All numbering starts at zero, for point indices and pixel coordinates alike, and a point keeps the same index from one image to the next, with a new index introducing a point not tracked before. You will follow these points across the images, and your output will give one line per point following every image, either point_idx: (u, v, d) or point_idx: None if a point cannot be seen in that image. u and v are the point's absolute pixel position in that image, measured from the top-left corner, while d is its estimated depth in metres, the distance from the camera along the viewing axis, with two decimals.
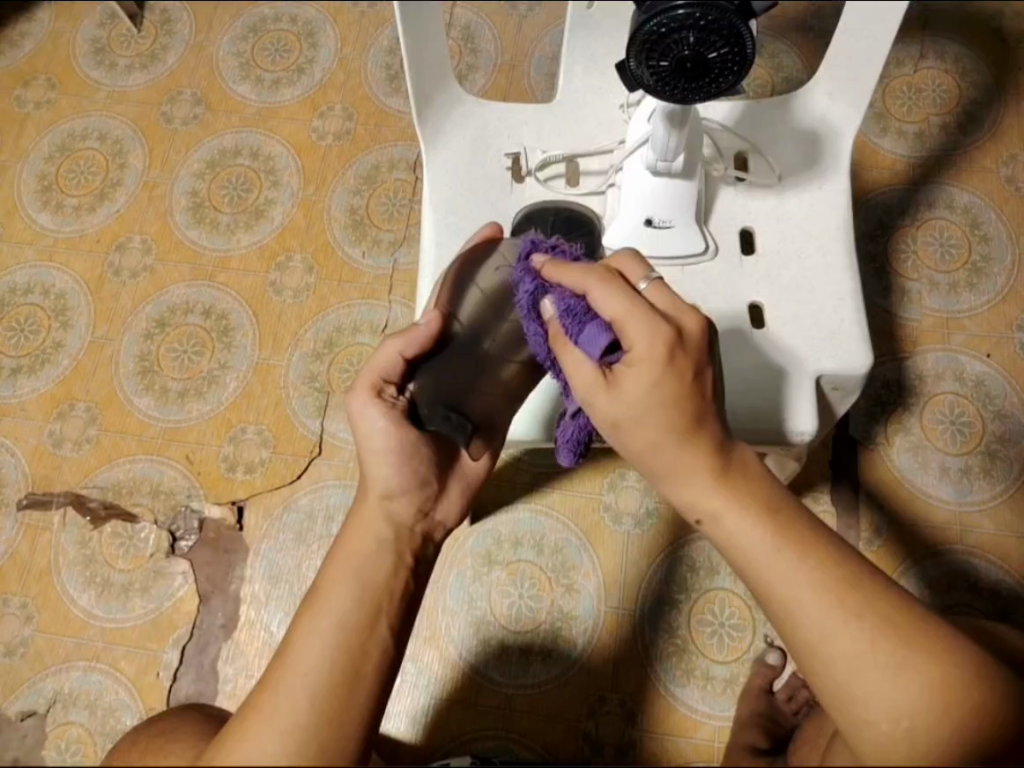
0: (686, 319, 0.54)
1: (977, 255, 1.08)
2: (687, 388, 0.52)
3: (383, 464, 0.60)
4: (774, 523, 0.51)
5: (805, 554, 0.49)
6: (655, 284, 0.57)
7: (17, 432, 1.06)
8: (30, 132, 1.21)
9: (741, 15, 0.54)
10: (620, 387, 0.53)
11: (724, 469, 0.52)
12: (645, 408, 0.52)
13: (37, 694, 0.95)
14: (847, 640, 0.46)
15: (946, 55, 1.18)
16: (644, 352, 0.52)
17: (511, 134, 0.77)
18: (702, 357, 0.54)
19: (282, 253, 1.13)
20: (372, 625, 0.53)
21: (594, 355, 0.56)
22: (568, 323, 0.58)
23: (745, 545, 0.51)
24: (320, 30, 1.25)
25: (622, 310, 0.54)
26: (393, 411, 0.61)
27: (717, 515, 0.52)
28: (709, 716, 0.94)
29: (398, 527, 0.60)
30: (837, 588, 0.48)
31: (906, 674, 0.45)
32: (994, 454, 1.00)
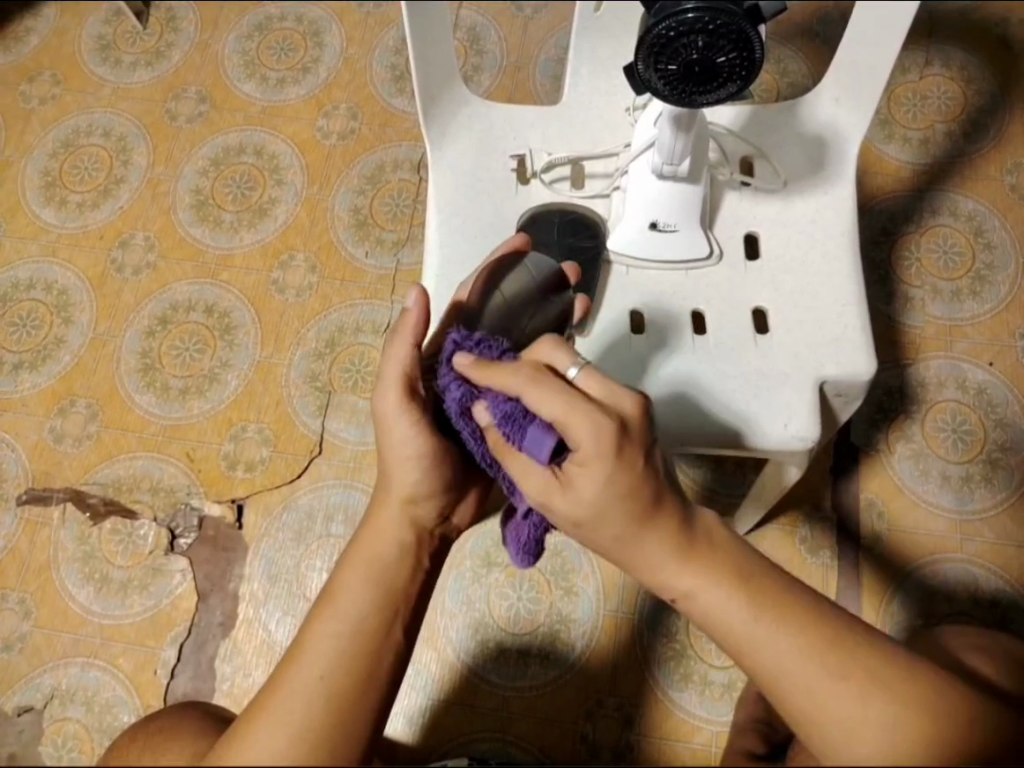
0: (622, 404, 0.51)
1: (981, 263, 1.08)
2: (639, 479, 0.51)
3: (412, 472, 0.58)
4: (750, 590, 0.50)
5: (782, 615, 0.49)
6: (584, 371, 0.53)
7: (18, 427, 1.06)
8: (35, 127, 1.21)
9: (750, 20, 0.54)
10: (573, 487, 0.51)
11: (689, 547, 0.52)
12: (602, 508, 0.51)
13: (35, 690, 0.95)
14: (835, 698, 0.46)
15: (951, 63, 1.18)
16: (590, 450, 0.50)
17: (517, 135, 0.77)
18: (645, 437, 0.52)
19: (285, 252, 1.13)
20: (387, 630, 0.53)
21: (540, 458, 0.52)
22: (506, 430, 0.53)
23: (725, 621, 0.50)
24: (325, 30, 1.25)
25: (560, 411, 0.50)
26: (424, 423, 0.58)
27: (691, 594, 0.51)
28: (707, 721, 0.93)
29: (419, 530, 0.59)
30: (818, 646, 0.48)
31: (894, 718, 0.46)
32: (995, 462, 1.00)
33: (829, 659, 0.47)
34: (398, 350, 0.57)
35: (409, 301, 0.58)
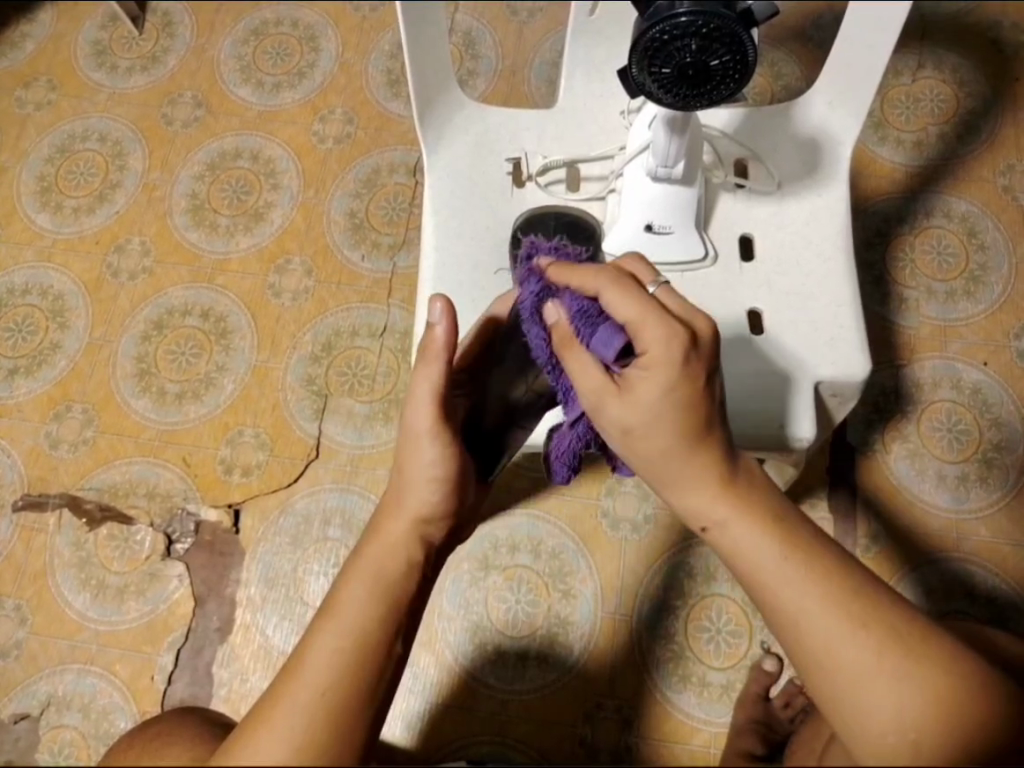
0: (698, 323, 0.53)
1: (975, 264, 1.08)
2: (699, 394, 0.52)
3: (432, 493, 0.57)
4: (782, 535, 0.52)
5: (811, 563, 0.51)
6: (664, 286, 0.56)
7: (13, 433, 1.06)
8: (30, 133, 1.21)
9: (743, 24, 0.54)
10: (633, 391, 0.52)
11: (731, 480, 0.53)
12: (661, 412, 0.52)
13: (31, 697, 0.94)
14: (852, 651, 0.47)
15: (944, 65, 1.19)
16: (659, 354, 0.51)
17: (512, 139, 0.77)
18: (711, 359, 0.53)
19: (281, 256, 1.13)
20: (390, 643, 0.52)
21: (607, 356, 0.55)
22: (579, 326, 0.56)
23: (753, 560, 0.52)
24: (321, 35, 1.25)
25: (637, 312, 0.52)
26: (450, 445, 0.58)
27: (724, 526, 0.53)
28: (706, 722, 0.93)
29: (428, 546, 0.58)
30: (842, 594, 0.49)
31: (909, 679, 0.46)
32: (991, 462, 1.00)
33: (857, 618, 0.48)
34: (427, 371, 0.58)
35: (435, 316, 0.57)
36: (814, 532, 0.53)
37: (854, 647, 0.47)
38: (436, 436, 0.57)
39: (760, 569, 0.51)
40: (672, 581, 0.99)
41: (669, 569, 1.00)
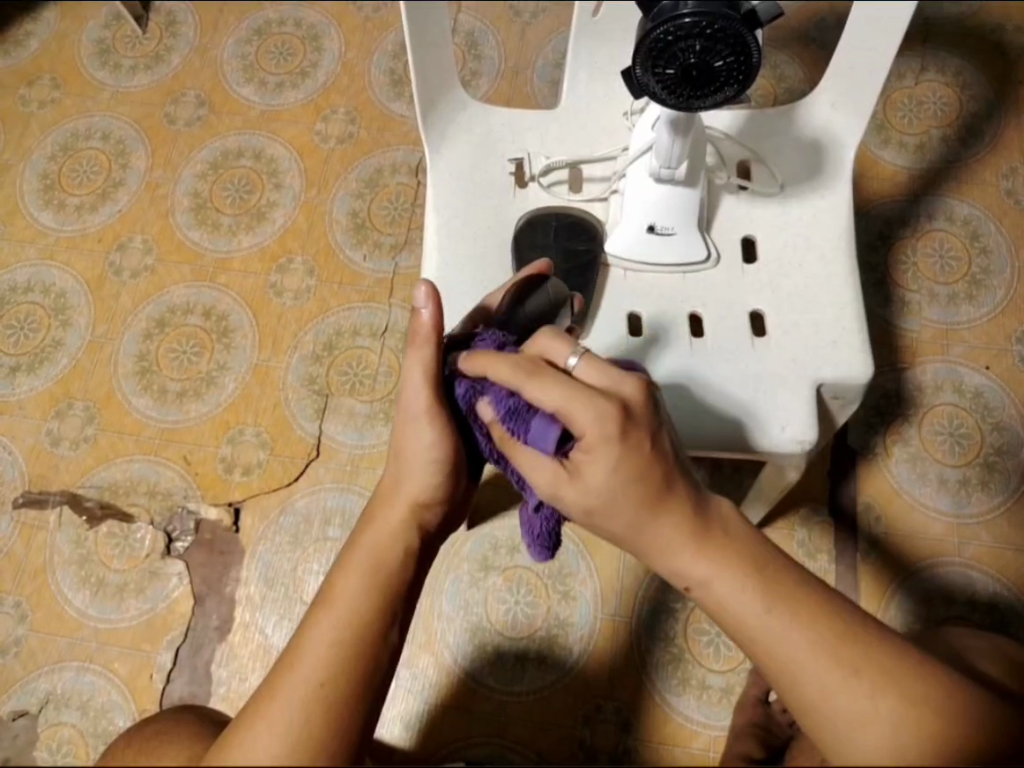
0: (624, 388, 0.51)
1: (977, 268, 1.08)
2: (647, 460, 0.50)
3: (429, 478, 0.57)
4: (767, 585, 0.50)
5: (797, 611, 0.49)
6: (584, 359, 0.54)
7: (14, 430, 1.06)
8: (33, 131, 1.21)
9: (748, 25, 0.54)
10: (583, 477, 0.51)
11: (703, 527, 0.51)
12: (613, 496, 0.50)
13: (30, 694, 0.94)
14: (843, 695, 0.46)
15: (947, 69, 1.19)
16: (595, 434, 0.50)
17: (515, 139, 0.77)
18: (651, 422, 0.51)
19: (283, 256, 1.13)
20: (387, 635, 0.52)
21: (547, 448, 0.53)
22: (511, 425, 0.55)
23: (736, 609, 0.50)
24: (324, 34, 1.25)
25: (562, 400, 0.50)
26: (445, 428, 0.57)
27: (706, 581, 0.51)
28: (705, 726, 0.93)
29: (424, 533, 0.58)
30: (831, 640, 0.48)
31: (904, 719, 0.46)
32: (992, 466, 1.00)
33: (847, 662, 0.47)
34: (419, 355, 0.57)
35: (420, 301, 0.56)
36: (800, 579, 0.51)
37: (846, 691, 0.46)
38: (432, 417, 0.57)
39: (745, 620, 0.49)
40: (671, 584, 0.99)
41: None
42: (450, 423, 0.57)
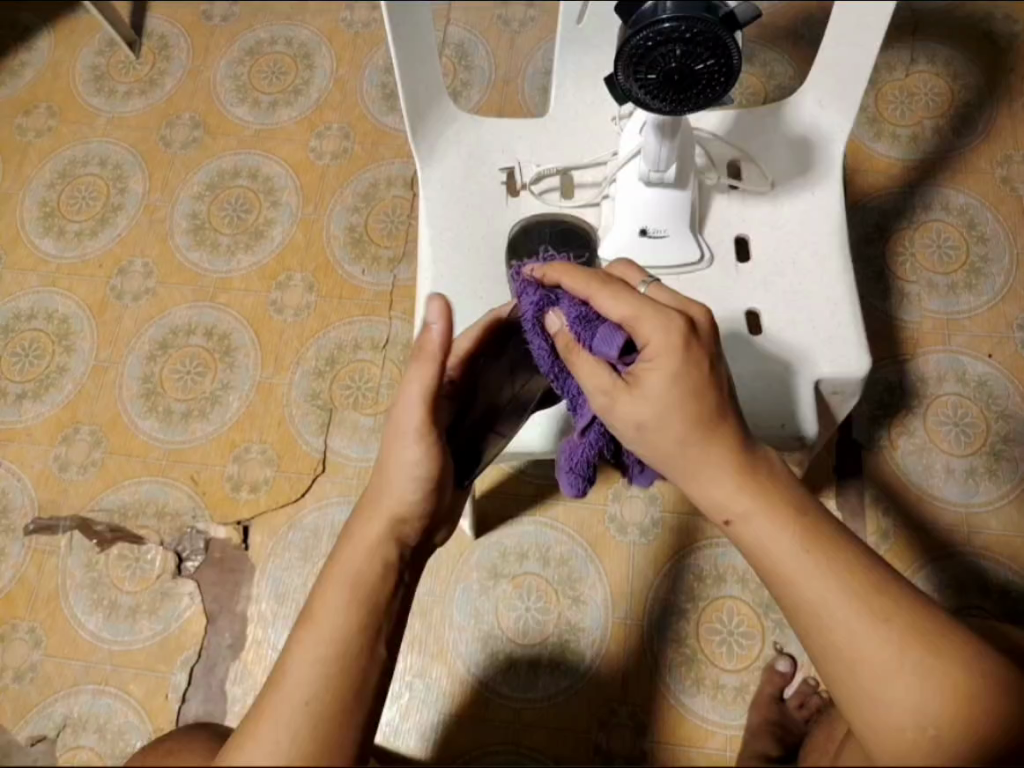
0: (691, 311, 0.54)
1: (976, 256, 1.08)
2: (705, 383, 0.52)
3: (410, 492, 0.56)
4: (799, 526, 0.53)
5: (830, 557, 0.52)
6: (652, 286, 0.58)
7: (23, 457, 1.07)
8: (32, 159, 1.23)
9: (726, 27, 0.55)
10: (642, 386, 0.53)
11: (751, 467, 0.54)
12: (672, 404, 0.52)
13: (47, 719, 0.95)
14: (872, 643, 0.50)
15: (938, 59, 1.18)
16: (659, 343, 0.52)
17: (505, 148, 0.78)
18: (714, 346, 0.54)
19: (282, 273, 1.14)
20: (373, 649, 0.53)
21: (610, 354, 0.55)
22: (579, 330, 0.56)
23: (775, 551, 0.53)
24: (315, 52, 1.26)
25: (632, 310, 0.53)
26: (433, 447, 0.56)
27: (748, 522, 0.53)
28: (722, 726, 0.93)
29: (403, 547, 0.57)
30: (861, 592, 0.51)
31: (928, 673, 0.49)
32: (999, 455, 0.99)
33: (875, 612, 0.51)
34: (420, 370, 0.55)
35: (432, 317, 0.54)
36: (828, 533, 0.54)
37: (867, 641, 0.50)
38: (421, 433, 0.56)
39: (781, 563, 0.53)
40: (681, 584, 0.99)
41: (677, 574, 0.99)
42: (438, 444, 0.56)
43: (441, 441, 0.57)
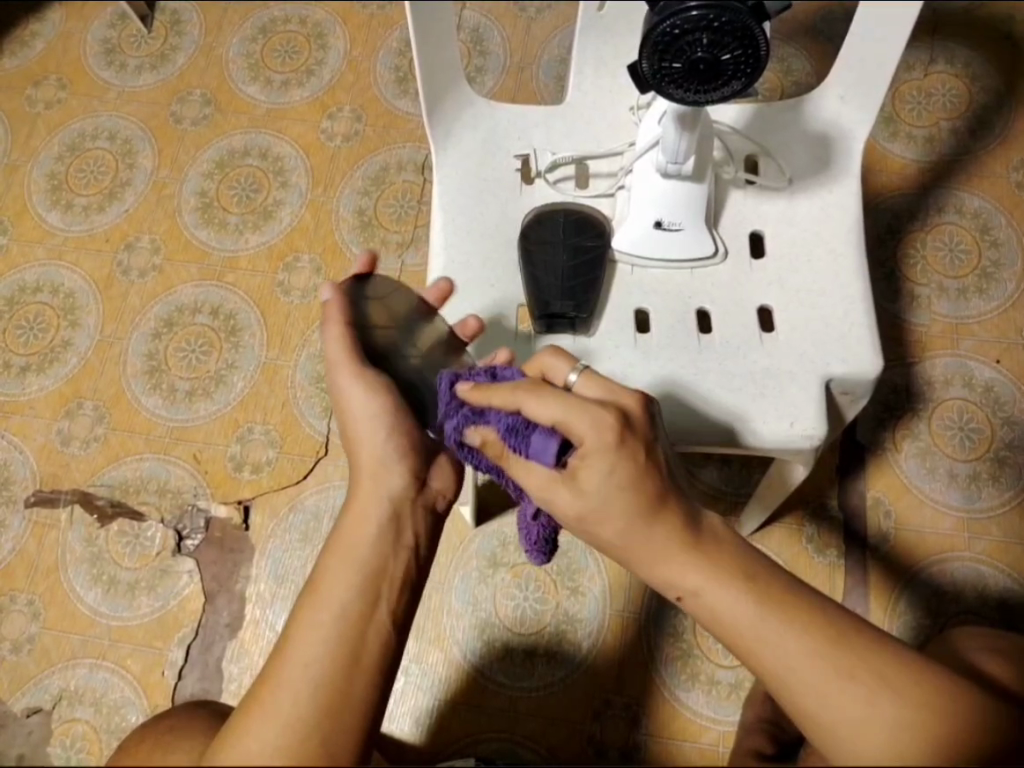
0: (622, 399, 0.54)
1: (988, 261, 1.08)
2: (641, 469, 0.52)
3: (377, 434, 0.60)
4: (758, 594, 0.51)
5: (792, 616, 0.50)
6: (582, 375, 0.57)
7: (25, 430, 1.07)
8: (41, 131, 1.22)
9: (756, 17, 0.54)
10: (579, 482, 0.53)
11: (694, 542, 0.53)
12: (605, 503, 0.52)
13: (43, 691, 0.95)
14: (840, 699, 0.47)
15: (957, 60, 1.18)
16: (592, 444, 0.51)
17: (521, 135, 0.77)
18: (646, 431, 0.53)
19: (291, 254, 1.13)
20: (372, 613, 0.53)
21: (547, 459, 0.54)
22: (511, 443, 0.55)
23: (735, 622, 0.51)
24: (329, 32, 1.25)
25: (560, 411, 0.52)
26: (375, 383, 0.60)
27: (698, 592, 0.52)
28: (714, 721, 0.93)
29: (395, 500, 0.59)
30: (826, 647, 0.49)
31: (903, 719, 0.46)
32: (1003, 461, 0.99)
33: (845, 669, 0.48)
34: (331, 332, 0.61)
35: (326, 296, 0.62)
36: (794, 592, 0.51)
37: (827, 692, 0.47)
38: (361, 377, 0.60)
39: (738, 626, 0.50)
40: None
41: None
42: (374, 375, 0.60)
43: (377, 373, 0.61)
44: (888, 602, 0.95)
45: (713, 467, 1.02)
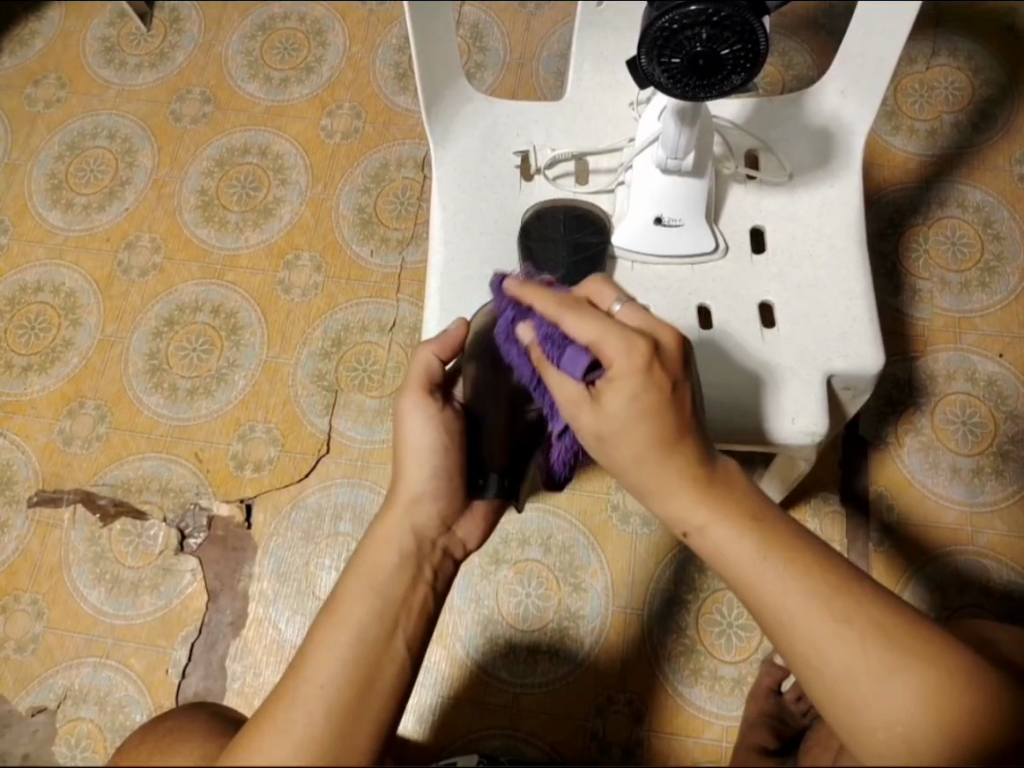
0: (659, 334, 0.53)
1: (990, 254, 1.07)
2: (666, 401, 0.52)
3: (421, 464, 0.60)
4: (762, 533, 0.50)
5: (792, 558, 0.49)
6: (626, 305, 0.56)
7: (28, 429, 1.07)
8: (40, 130, 1.22)
9: (754, 12, 0.54)
10: (602, 403, 0.53)
11: (706, 479, 0.52)
12: (627, 425, 0.52)
13: (48, 690, 0.95)
14: (835, 645, 0.46)
15: (959, 52, 1.17)
16: (621, 366, 0.52)
17: (521, 131, 0.77)
18: (680, 370, 0.53)
19: (291, 252, 1.13)
20: (389, 639, 0.53)
21: (576, 375, 0.54)
22: (547, 349, 0.56)
23: (733, 556, 0.50)
24: (328, 28, 1.25)
25: (594, 332, 0.53)
26: (440, 414, 0.61)
27: (703, 529, 0.52)
28: (717, 716, 0.93)
29: (419, 535, 0.60)
30: (824, 591, 0.48)
31: (902, 677, 0.45)
32: (1006, 455, 0.99)
33: (841, 613, 0.47)
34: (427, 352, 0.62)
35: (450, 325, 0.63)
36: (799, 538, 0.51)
37: (826, 638, 0.47)
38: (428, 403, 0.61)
39: (738, 563, 0.50)
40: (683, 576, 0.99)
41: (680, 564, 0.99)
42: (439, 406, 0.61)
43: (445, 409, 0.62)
44: (891, 596, 0.95)
45: None
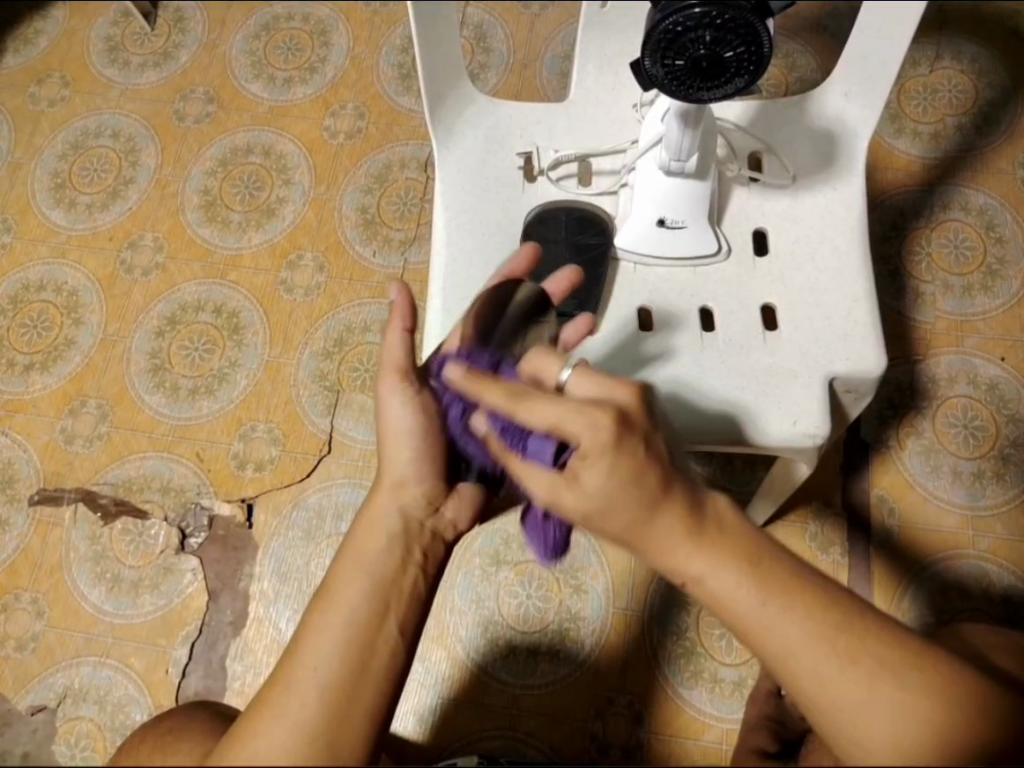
0: (619, 395, 0.51)
1: (993, 258, 1.07)
2: (642, 463, 0.48)
3: (406, 446, 0.60)
4: (759, 576, 0.48)
5: (793, 600, 0.47)
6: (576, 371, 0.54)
7: (29, 428, 1.07)
8: (44, 129, 1.22)
9: (758, 14, 0.54)
10: (579, 481, 0.49)
11: (698, 528, 0.49)
12: (607, 498, 0.49)
13: (47, 689, 0.95)
14: (842, 687, 0.46)
15: (962, 56, 1.17)
16: (590, 443, 0.48)
17: (523, 133, 0.77)
18: (647, 425, 0.50)
19: (293, 251, 1.13)
20: (381, 622, 0.53)
21: (545, 461, 0.53)
22: (510, 440, 0.55)
23: (736, 608, 0.48)
24: (332, 29, 1.25)
25: (553, 415, 0.49)
26: (417, 399, 0.60)
27: (701, 578, 0.48)
28: (717, 719, 0.93)
29: (408, 518, 0.59)
30: (829, 634, 0.46)
31: (907, 705, 0.46)
32: (1008, 459, 0.99)
33: (848, 654, 0.46)
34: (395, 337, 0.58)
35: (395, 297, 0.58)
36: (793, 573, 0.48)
37: (832, 678, 0.46)
38: (406, 384, 0.60)
39: (742, 617, 0.48)
40: None
41: None
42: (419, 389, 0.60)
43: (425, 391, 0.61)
44: (892, 600, 0.95)
45: (716, 465, 1.02)
